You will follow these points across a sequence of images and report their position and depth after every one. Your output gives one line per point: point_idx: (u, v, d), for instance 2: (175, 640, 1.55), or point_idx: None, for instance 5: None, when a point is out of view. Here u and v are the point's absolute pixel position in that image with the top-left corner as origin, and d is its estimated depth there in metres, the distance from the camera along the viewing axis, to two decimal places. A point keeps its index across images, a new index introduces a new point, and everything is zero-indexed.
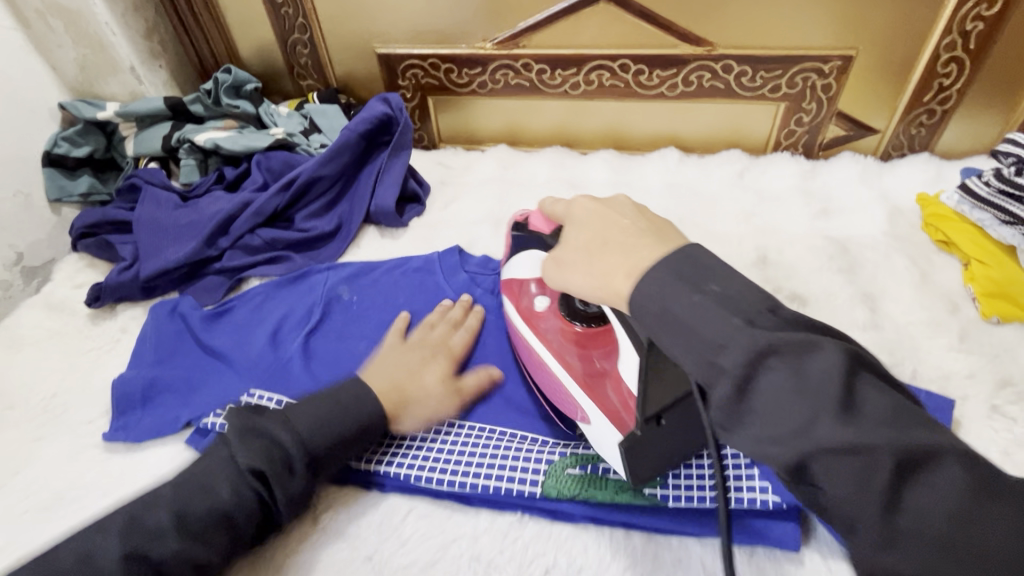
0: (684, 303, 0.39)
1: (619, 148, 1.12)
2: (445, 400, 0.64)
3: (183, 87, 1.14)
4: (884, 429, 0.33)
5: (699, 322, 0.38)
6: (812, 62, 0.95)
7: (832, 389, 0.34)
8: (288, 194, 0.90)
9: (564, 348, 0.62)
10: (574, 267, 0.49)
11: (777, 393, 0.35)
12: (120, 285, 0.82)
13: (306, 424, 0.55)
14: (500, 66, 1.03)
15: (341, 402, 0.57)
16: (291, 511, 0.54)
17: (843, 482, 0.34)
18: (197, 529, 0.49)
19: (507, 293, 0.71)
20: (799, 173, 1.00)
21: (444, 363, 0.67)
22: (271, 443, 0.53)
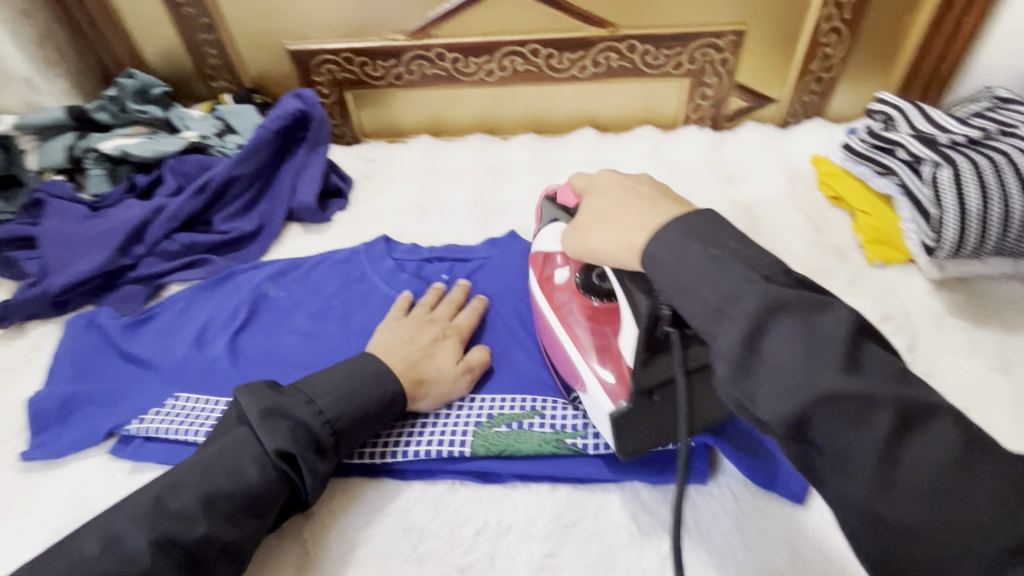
0: (674, 251, 0.41)
1: (539, 131, 1.15)
2: (458, 379, 0.65)
3: (85, 95, 1.09)
4: (887, 381, 0.33)
5: (703, 283, 0.39)
6: (709, 37, 1.01)
7: (839, 342, 0.34)
8: (203, 196, 0.88)
9: (576, 318, 0.61)
10: (594, 228, 0.50)
11: (773, 336, 0.36)
12: (28, 302, 0.79)
13: (332, 407, 0.55)
14: (414, 57, 1.04)
15: (364, 376, 0.59)
16: (317, 493, 0.54)
17: (842, 429, 0.33)
18: (227, 511, 0.48)
19: (532, 265, 0.70)
20: (707, 144, 1.06)
21: (453, 343, 0.68)
22: (299, 424, 0.53)
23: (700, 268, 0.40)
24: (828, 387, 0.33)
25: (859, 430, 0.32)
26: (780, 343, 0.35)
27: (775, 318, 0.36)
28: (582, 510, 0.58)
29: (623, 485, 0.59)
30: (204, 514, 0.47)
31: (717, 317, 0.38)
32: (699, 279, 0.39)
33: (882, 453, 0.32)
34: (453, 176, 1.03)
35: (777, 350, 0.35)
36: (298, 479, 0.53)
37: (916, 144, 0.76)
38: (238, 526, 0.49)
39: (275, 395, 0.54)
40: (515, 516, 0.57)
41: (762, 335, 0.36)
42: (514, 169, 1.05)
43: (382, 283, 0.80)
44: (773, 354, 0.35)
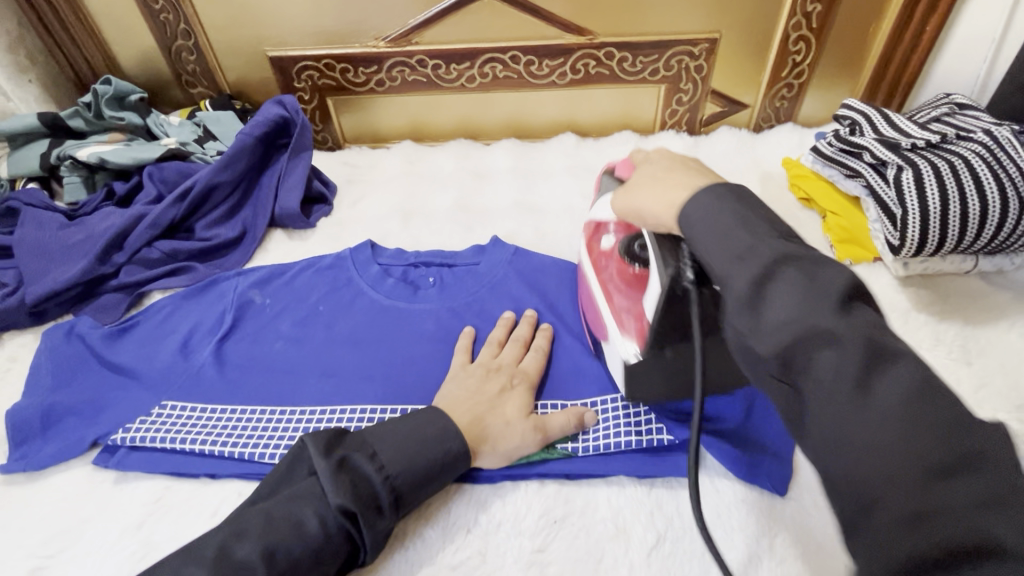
0: (721, 224, 0.47)
1: (521, 136, 1.16)
2: (526, 434, 0.60)
3: (59, 102, 1.08)
4: (927, 417, 0.35)
5: (769, 308, 0.41)
6: (684, 45, 1.04)
7: (885, 381, 0.37)
8: (184, 203, 0.88)
9: (608, 276, 0.64)
10: (642, 189, 0.56)
11: (814, 357, 0.39)
12: (4, 313, 0.78)
13: (394, 463, 0.54)
14: (395, 63, 1.05)
15: (425, 434, 0.56)
16: (377, 550, 0.53)
17: (872, 453, 0.36)
18: (285, 565, 0.49)
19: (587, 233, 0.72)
20: (684, 148, 1.09)
21: (525, 394, 0.64)
22: (362, 479, 0.53)
23: (780, 290, 0.41)
24: (845, 388, 0.37)
25: (864, 435, 0.36)
26: (827, 363, 0.38)
27: (821, 348, 0.39)
28: (571, 505, 0.59)
29: (610, 480, 0.61)
30: (263, 563, 0.48)
31: (779, 335, 0.40)
32: (779, 301, 0.41)
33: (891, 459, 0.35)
34: (436, 180, 1.04)
35: (823, 369, 0.38)
36: (360, 537, 0.52)
37: (880, 148, 0.80)
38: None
39: (342, 444, 0.55)
40: (504, 513, 0.59)
41: (803, 352, 0.39)
42: (496, 173, 1.06)
43: (369, 288, 0.81)
44: (815, 370, 0.39)
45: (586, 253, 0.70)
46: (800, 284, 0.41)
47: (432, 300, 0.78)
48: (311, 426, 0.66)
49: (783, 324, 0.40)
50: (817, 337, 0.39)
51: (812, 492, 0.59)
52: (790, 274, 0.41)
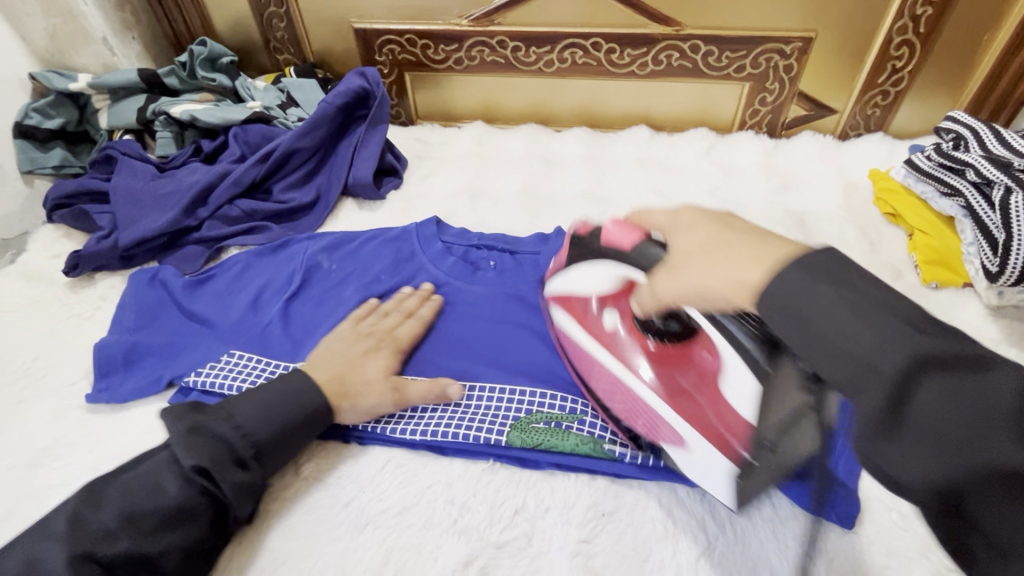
0: (820, 309, 0.37)
1: (593, 126, 1.15)
2: (383, 393, 0.64)
3: (157, 60, 1.14)
4: None
5: (856, 354, 0.35)
6: (774, 42, 0.99)
7: (1001, 419, 0.31)
8: (265, 165, 0.91)
9: (622, 357, 0.59)
10: (692, 264, 0.45)
11: (940, 408, 0.32)
12: (98, 253, 0.83)
13: (250, 420, 0.58)
14: (475, 42, 1.05)
15: (281, 393, 0.60)
16: (244, 504, 0.55)
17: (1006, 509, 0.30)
18: (147, 525, 0.52)
19: (564, 308, 0.66)
20: (762, 150, 1.05)
21: (388, 357, 0.68)
22: (219, 440, 0.56)
23: (850, 315, 0.36)
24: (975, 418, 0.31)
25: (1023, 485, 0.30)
26: (946, 410, 0.32)
27: (958, 396, 0.32)
28: (619, 501, 0.59)
29: (662, 483, 0.60)
30: (122, 529, 0.51)
31: (857, 366, 0.35)
32: (877, 332, 0.35)
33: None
34: (504, 162, 1.05)
35: (957, 425, 0.31)
36: (221, 493, 0.54)
37: (986, 165, 0.74)
38: (164, 540, 0.52)
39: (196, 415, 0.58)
40: (553, 501, 0.59)
41: (926, 393, 0.32)
42: (565, 160, 1.05)
43: (430, 267, 0.81)
44: (918, 398, 0.33)
45: (569, 320, 0.66)
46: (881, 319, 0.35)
47: (489, 283, 0.78)
48: None
49: (879, 360, 0.34)
50: (909, 380, 0.33)
51: (879, 526, 0.57)
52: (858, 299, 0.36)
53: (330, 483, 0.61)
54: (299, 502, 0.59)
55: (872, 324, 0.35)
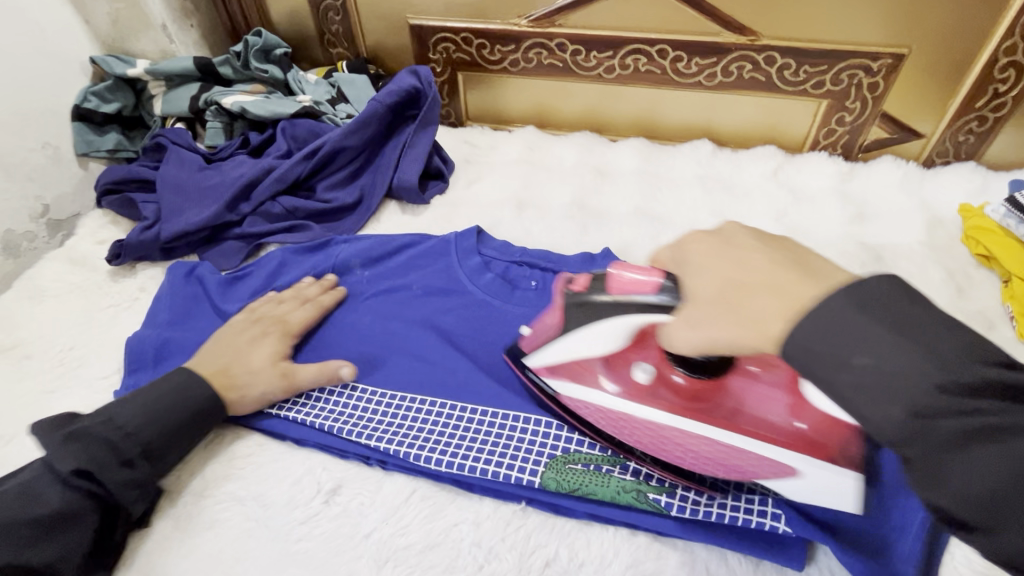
0: (825, 327, 0.37)
1: (650, 137, 1.08)
2: (273, 379, 0.65)
3: (213, 49, 1.14)
4: (994, 410, 0.32)
5: (868, 373, 0.35)
6: (860, 57, 0.91)
7: (921, 381, 0.33)
8: (311, 162, 0.88)
9: (675, 405, 0.56)
10: (705, 321, 0.43)
11: (870, 381, 0.35)
12: (140, 244, 0.82)
13: (133, 421, 0.58)
14: (533, 44, 1.01)
15: (168, 390, 0.61)
16: (132, 501, 0.56)
17: (957, 465, 0.33)
18: (28, 534, 0.50)
19: (567, 376, 0.60)
20: (836, 174, 0.97)
21: (277, 342, 0.68)
22: (100, 442, 0.55)
23: (847, 325, 0.36)
24: (974, 445, 0.33)
25: (946, 436, 0.33)
26: (882, 385, 0.34)
27: (874, 361, 0.35)
28: (661, 563, 0.54)
29: (710, 545, 0.55)
30: (2, 541, 0.49)
31: (837, 368, 0.36)
32: (838, 337, 0.36)
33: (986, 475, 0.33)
34: (555, 172, 1.00)
35: (884, 395, 0.34)
36: (107, 494, 0.54)
37: None
38: (48, 550, 0.51)
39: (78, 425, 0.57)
40: (588, 554, 0.54)
41: (882, 387, 0.34)
42: (620, 174, 1.00)
43: (467, 282, 0.76)
44: (879, 390, 0.35)
45: (577, 387, 0.60)
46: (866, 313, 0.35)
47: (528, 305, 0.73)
48: (396, 412, 0.64)
49: (851, 358, 0.35)
50: (880, 376, 0.34)
51: None
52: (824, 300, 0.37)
53: (351, 510, 0.58)
54: (319, 527, 0.56)
55: (839, 323, 0.36)
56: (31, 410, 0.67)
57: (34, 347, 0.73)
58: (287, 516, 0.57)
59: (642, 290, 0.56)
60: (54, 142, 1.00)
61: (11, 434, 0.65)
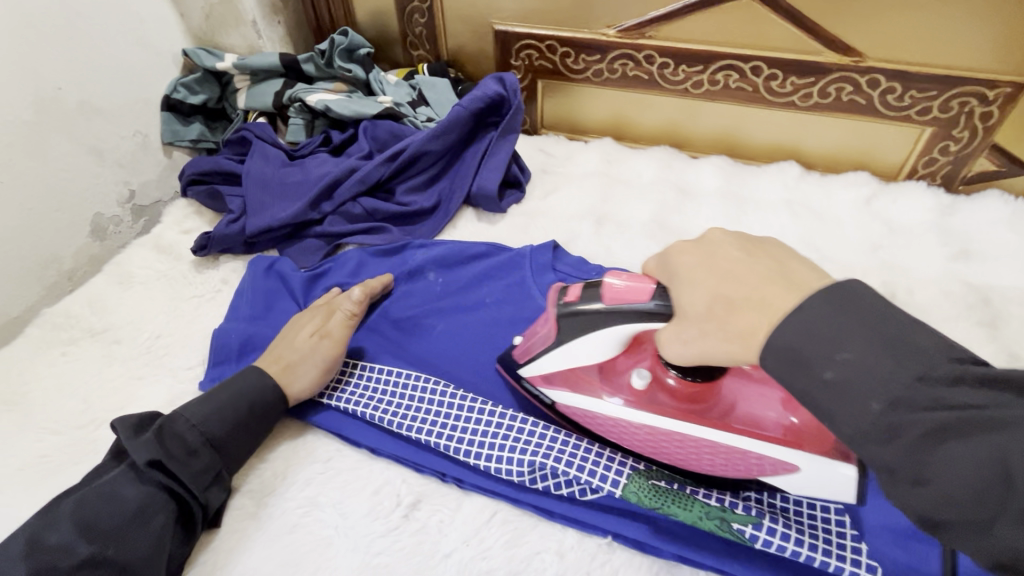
0: (803, 317, 0.38)
1: (732, 155, 1.04)
2: (322, 347, 0.66)
3: (297, 45, 1.15)
4: (940, 397, 0.34)
5: (863, 384, 0.35)
6: (975, 85, 0.85)
7: (881, 375, 0.35)
8: (393, 165, 0.88)
9: (667, 410, 0.55)
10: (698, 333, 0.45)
11: (837, 389, 0.36)
12: (226, 237, 0.83)
13: (198, 411, 0.59)
14: (620, 55, 0.98)
15: (231, 383, 0.62)
16: (203, 490, 0.55)
17: (934, 469, 0.34)
18: (107, 531, 0.51)
19: (567, 387, 0.59)
20: (936, 208, 0.91)
21: (321, 318, 0.69)
22: (168, 432, 0.56)
23: (945, 389, 0.34)
24: (943, 442, 0.33)
25: (903, 441, 0.34)
26: (858, 397, 0.35)
27: (832, 370, 0.36)
28: None
29: None
30: (82, 538, 0.50)
31: (915, 414, 0.34)
32: (957, 381, 0.34)
33: (963, 474, 0.33)
34: (633, 187, 0.97)
35: (844, 391, 0.36)
36: (180, 485, 0.55)
37: None
38: (134, 541, 0.51)
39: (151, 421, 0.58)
40: None
41: (859, 382, 0.35)
42: (701, 193, 0.96)
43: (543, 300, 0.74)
44: (977, 439, 0.33)
45: (574, 394, 0.59)
46: (961, 384, 0.34)
47: None
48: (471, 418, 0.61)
49: (951, 403, 0.33)
50: (967, 412, 0.33)
51: None
52: (838, 327, 0.36)
53: (431, 528, 0.57)
54: (400, 542, 0.56)
55: (918, 353, 0.35)
56: (119, 396, 0.69)
57: (123, 332, 0.75)
58: (367, 529, 0.57)
59: (638, 297, 0.50)
60: (144, 130, 1.02)
61: (102, 418, 0.67)
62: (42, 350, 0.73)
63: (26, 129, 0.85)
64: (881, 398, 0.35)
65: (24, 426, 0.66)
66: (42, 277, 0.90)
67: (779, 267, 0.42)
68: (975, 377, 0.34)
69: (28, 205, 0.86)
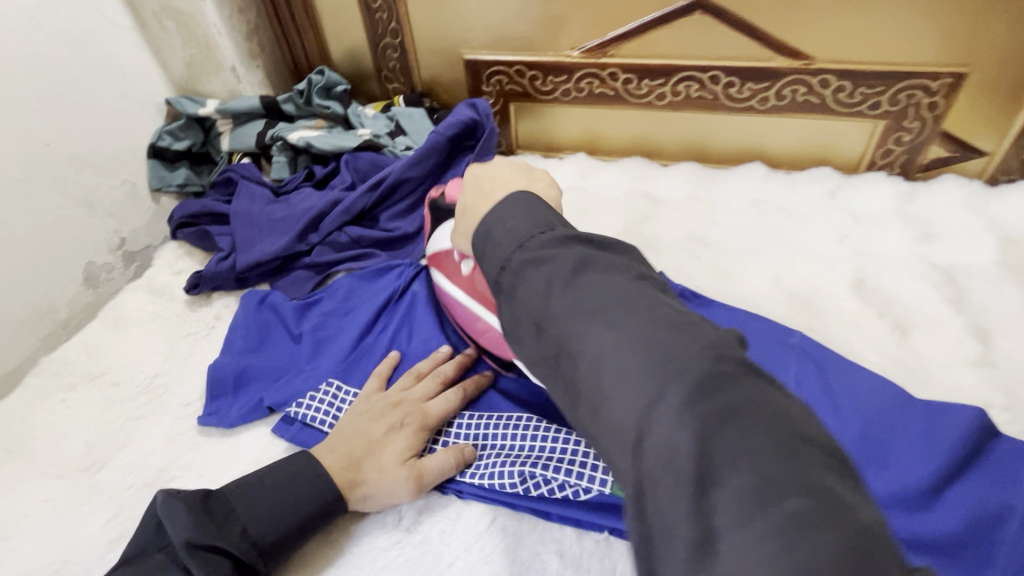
0: (505, 229, 0.46)
1: (700, 161, 1.09)
2: (404, 483, 0.59)
3: (276, 87, 1.20)
4: (579, 274, 0.42)
5: (534, 257, 0.44)
6: (919, 78, 0.90)
7: (543, 253, 0.44)
8: (375, 194, 0.91)
9: (480, 322, 0.67)
10: None
11: (521, 270, 0.44)
12: (217, 274, 0.86)
13: (259, 522, 0.54)
14: (585, 74, 1.03)
15: (297, 489, 0.57)
16: None
17: (598, 333, 0.39)
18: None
19: (449, 313, 0.70)
20: (896, 195, 0.95)
21: (411, 436, 0.62)
22: (221, 548, 0.52)
23: (584, 286, 0.41)
24: (599, 322, 0.39)
25: (557, 300, 0.41)
26: (535, 274, 0.43)
27: (528, 251, 0.44)
28: None
29: None
30: None
31: (572, 328, 0.40)
32: (653, 329, 0.38)
33: (615, 345, 0.38)
34: (609, 199, 1.01)
35: (527, 270, 0.44)
36: None
37: None
38: None
39: (200, 514, 0.53)
40: None
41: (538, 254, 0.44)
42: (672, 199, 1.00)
43: None
44: (630, 381, 0.36)
45: (463, 313, 0.70)
46: (608, 278, 0.42)
47: None
48: None
49: (584, 291, 0.41)
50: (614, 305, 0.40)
51: None
52: (540, 219, 0.46)
53: (433, 538, 0.59)
54: (402, 554, 0.58)
55: (555, 257, 0.43)
56: (120, 435, 0.70)
57: (122, 374, 0.77)
58: (371, 543, 0.59)
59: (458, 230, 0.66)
60: (131, 179, 1.05)
61: (105, 458, 0.68)
62: (42, 399, 0.75)
63: (17, 185, 0.88)
64: (514, 251, 0.45)
65: (29, 473, 0.67)
66: (38, 329, 0.92)
67: (560, 186, 0.51)
68: (596, 267, 0.42)
69: (22, 259, 0.89)
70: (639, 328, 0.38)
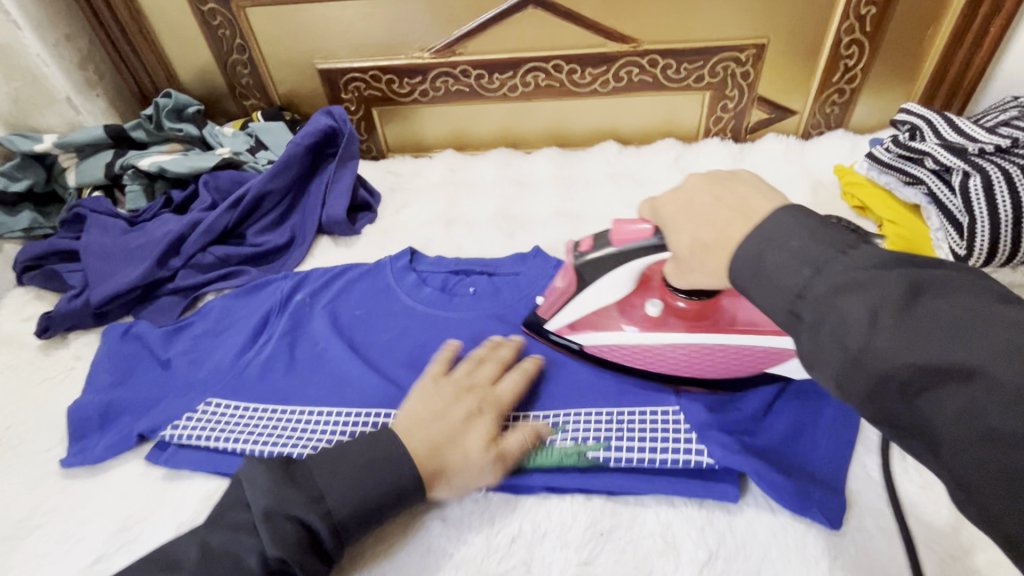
0: (754, 235, 0.43)
1: (562, 144, 1.16)
2: (489, 467, 0.58)
3: (124, 115, 1.15)
4: (865, 270, 0.38)
5: (782, 259, 0.41)
6: (730, 51, 1.02)
7: (796, 258, 0.40)
8: (237, 211, 0.90)
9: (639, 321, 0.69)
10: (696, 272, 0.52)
11: (754, 276, 0.42)
12: (70, 312, 0.81)
13: (340, 504, 0.52)
14: (439, 74, 1.07)
15: (374, 467, 0.54)
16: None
17: (874, 338, 0.36)
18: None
19: (586, 326, 0.70)
20: (729, 157, 1.07)
21: (490, 420, 0.60)
22: (299, 518, 0.51)
23: (932, 314, 0.35)
24: (890, 323, 0.36)
25: (826, 307, 0.38)
26: (785, 271, 0.40)
27: (772, 251, 0.41)
28: (617, 518, 0.59)
29: (658, 497, 0.60)
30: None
31: (926, 362, 0.34)
32: (966, 326, 0.34)
33: (923, 338, 0.35)
34: (477, 189, 1.05)
35: (776, 270, 0.41)
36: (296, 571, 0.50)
37: (942, 152, 0.78)
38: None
39: (284, 483, 0.52)
40: (550, 524, 0.59)
41: (779, 266, 0.41)
42: (538, 181, 1.06)
43: (409, 298, 0.80)
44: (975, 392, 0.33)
45: (597, 334, 0.70)
46: (963, 300, 0.35)
47: (466, 308, 0.77)
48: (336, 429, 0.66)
49: (866, 288, 0.37)
50: (916, 301, 0.36)
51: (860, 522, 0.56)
52: (824, 235, 0.41)
53: None
54: None
55: (799, 246, 0.41)
56: None
57: None
58: None
59: (639, 240, 0.61)
60: None
61: None
62: None
63: None
64: (811, 278, 0.39)
65: None
66: None
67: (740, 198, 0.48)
68: (936, 289, 0.36)
69: None
70: (948, 325, 0.34)
